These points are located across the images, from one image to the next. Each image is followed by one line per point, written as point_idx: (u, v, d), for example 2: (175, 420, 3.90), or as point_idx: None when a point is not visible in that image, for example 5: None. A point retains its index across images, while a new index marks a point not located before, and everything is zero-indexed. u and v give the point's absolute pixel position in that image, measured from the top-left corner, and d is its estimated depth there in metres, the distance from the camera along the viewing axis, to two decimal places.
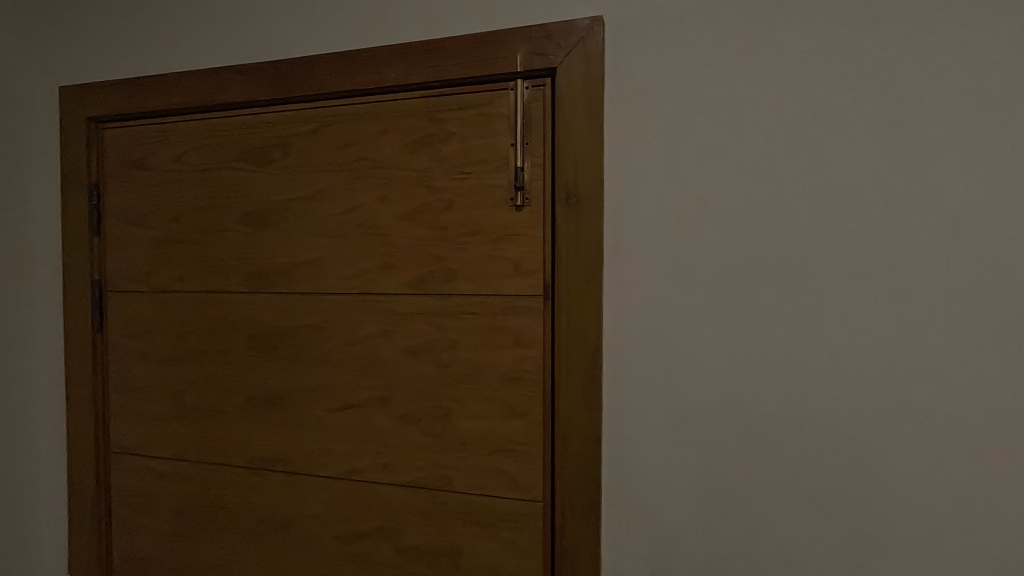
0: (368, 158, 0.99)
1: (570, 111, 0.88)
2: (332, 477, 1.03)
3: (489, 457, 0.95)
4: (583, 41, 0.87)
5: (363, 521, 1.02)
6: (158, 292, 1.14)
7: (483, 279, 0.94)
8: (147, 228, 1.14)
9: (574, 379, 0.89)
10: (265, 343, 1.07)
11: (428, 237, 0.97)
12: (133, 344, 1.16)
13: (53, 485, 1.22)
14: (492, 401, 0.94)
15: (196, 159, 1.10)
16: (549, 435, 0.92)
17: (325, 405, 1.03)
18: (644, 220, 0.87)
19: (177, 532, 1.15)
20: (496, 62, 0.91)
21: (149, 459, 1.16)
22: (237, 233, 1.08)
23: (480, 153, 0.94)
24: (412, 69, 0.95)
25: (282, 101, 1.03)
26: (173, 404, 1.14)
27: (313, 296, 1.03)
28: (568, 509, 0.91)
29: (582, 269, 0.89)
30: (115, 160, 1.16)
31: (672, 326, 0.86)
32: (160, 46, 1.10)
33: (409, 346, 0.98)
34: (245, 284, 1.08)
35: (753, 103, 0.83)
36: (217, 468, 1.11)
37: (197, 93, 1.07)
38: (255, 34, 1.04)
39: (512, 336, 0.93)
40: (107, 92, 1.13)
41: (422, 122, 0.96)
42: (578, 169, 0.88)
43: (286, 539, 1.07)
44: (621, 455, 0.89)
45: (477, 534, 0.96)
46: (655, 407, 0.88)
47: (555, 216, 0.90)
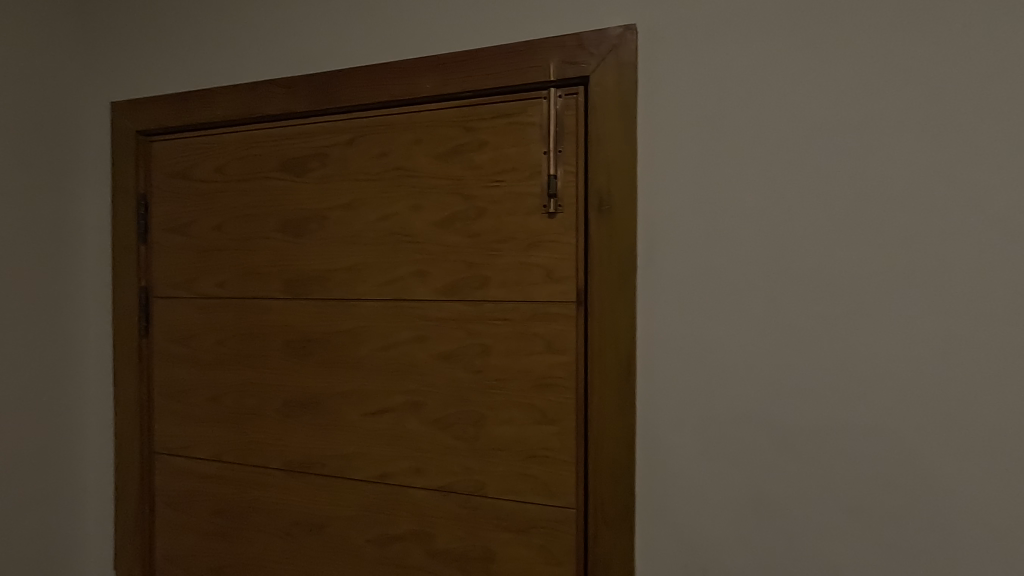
0: (403, 167, 1.02)
1: (602, 119, 0.89)
2: (366, 480, 1.05)
3: (522, 463, 0.95)
4: (616, 49, 0.88)
5: (397, 525, 1.03)
6: (201, 298, 1.18)
7: (516, 286, 0.95)
8: (191, 236, 1.18)
9: (607, 385, 0.89)
10: (302, 348, 1.09)
11: (461, 244, 0.98)
12: (176, 348, 1.20)
13: (99, 484, 1.27)
14: (524, 407, 0.95)
15: (237, 170, 1.14)
16: (582, 441, 0.92)
17: (359, 409, 1.05)
18: (677, 226, 0.87)
19: (216, 532, 1.18)
20: (529, 72, 0.92)
21: (190, 460, 1.20)
22: (276, 241, 1.11)
23: (512, 161, 0.95)
24: (446, 80, 0.97)
25: (320, 112, 1.06)
26: (214, 407, 1.17)
27: (348, 302, 1.06)
28: (601, 516, 0.90)
29: (616, 275, 0.89)
30: (161, 171, 1.21)
31: (706, 331, 0.86)
32: (206, 62, 1.15)
33: (442, 351, 1.00)
34: (283, 290, 1.11)
35: (787, 107, 0.82)
36: (255, 469, 1.14)
37: (239, 106, 1.11)
38: (295, 49, 1.08)
39: (545, 342, 0.94)
40: (155, 106, 1.18)
41: (455, 132, 0.98)
42: (611, 175, 0.88)
43: (320, 541, 1.09)
44: (655, 463, 0.89)
45: (509, 540, 0.96)
46: (688, 414, 0.87)
47: (588, 223, 0.91)
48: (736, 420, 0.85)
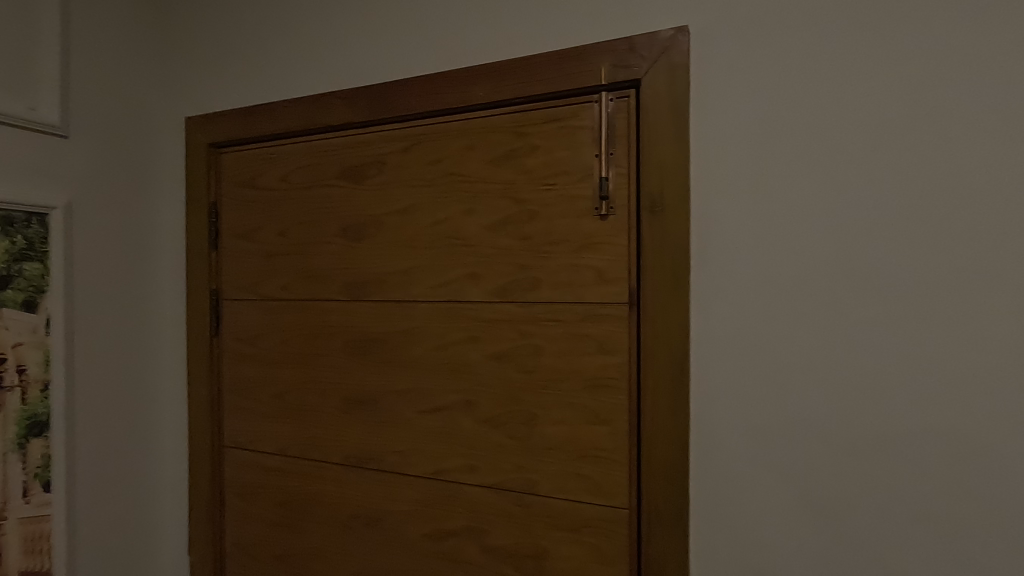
0: (456, 172, 1.05)
1: (654, 120, 0.89)
2: (421, 476, 1.09)
3: (575, 463, 0.96)
4: (667, 51, 0.88)
5: (451, 521, 1.06)
6: (266, 299, 1.24)
7: (568, 287, 0.96)
8: (257, 242, 1.25)
9: (660, 386, 0.90)
10: (360, 347, 1.14)
11: (513, 247, 1.00)
12: (244, 347, 1.27)
13: (175, 475, 1.35)
14: (576, 407, 0.96)
15: (299, 178, 1.20)
16: (634, 442, 0.93)
17: (415, 407, 1.09)
18: (730, 226, 0.87)
19: (280, 522, 1.24)
20: (580, 76, 0.93)
21: (256, 454, 1.27)
22: (335, 245, 1.16)
23: (564, 165, 0.96)
24: (498, 87, 0.99)
25: (377, 122, 1.11)
26: (278, 403, 1.24)
27: (404, 304, 1.10)
28: (654, 518, 0.90)
29: (668, 277, 0.89)
30: (230, 181, 1.28)
31: (761, 332, 0.85)
32: (271, 78, 1.22)
33: (495, 352, 1.02)
34: (343, 293, 1.16)
35: (844, 103, 0.81)
36: (316, 464, 1.19)
37: (302, 118, 1.17)
38: (354, 62, 1.13)
39: (597, 344, 0.95)
40: (225, 120, 1.26)
41: (507, 137, 1.01)
42: (663, 177, 0.89)
43: (377, 533, 1.13)
44: (709, 464, 0.88)
45: (561, 538, 0.98)
46: (743, 416, 0.86)
47: (640, 224, 0.91)
48: (793, 423, 0.84)
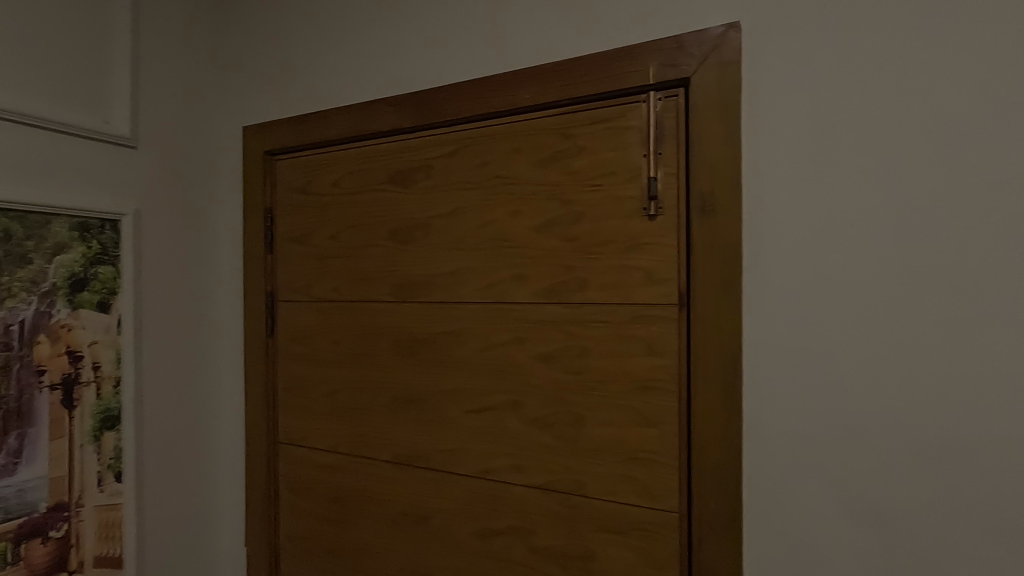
0: (503, 175, 1.06)
1: (704, 118, 0.88)
2: (468, 475, 1.10)
3: (623, 465, 0.96)
4: (718, 48, 0.87)
5: (498, 520, 1.07)
6: (318, 301, 1.29)
7: (615, 288, 0.96)
8: (310, 245, 1.30)
9: (711, 389, 0.88)
10: (408, 347, 1.17)
11: (560, 248, 1.01)
12: (297, 347, 1.32)
13: (232, 469, 1.41)
14: (624, 408, 0.96)
15: (350, 183, 1.24)
16: (685, 445, 0.91)
17: (462, 407, 1.10)
18: (784, 224, 0.85)
19: (332, 517, 1.28)
20: (628, 76, 0.93)
21: (308, 450, 1.31)
22: (385, 248, 1.19)
23: (611, 166, 0.96)
24: (545, 89, 1.00)
25: (425, 126, 1.13)
26: (329, 401, 1.27)
27: (451, 305, 1.11)
28: (706, 523, 0.89)
29: (720, 278, 0.87)
30: (285, 187, 1.34)
31: (818, 333, 0.83)
32: (323, 87, 1.26)
33: (542, 353, 1.02)
34: (392, 294, 1.18)
35: (906, 96, 0.78)
36: (366, 461, 1.23)
37: (353, 124, 1.21)
38: (403, 70, 1.16)
39: (645, 345, 0.94)
40: (280, 128, 1.32)
41: (554, 139, 1.01)
42: (714, 176, 0.87)
43: (425, 530, 1.15)
44: (764, 469, 0.86)
45: (609, 541, 0.97)
46: (800, 420, 0.84)
47: (689, 224, 0.90)
48: (853, 427, 0.81)
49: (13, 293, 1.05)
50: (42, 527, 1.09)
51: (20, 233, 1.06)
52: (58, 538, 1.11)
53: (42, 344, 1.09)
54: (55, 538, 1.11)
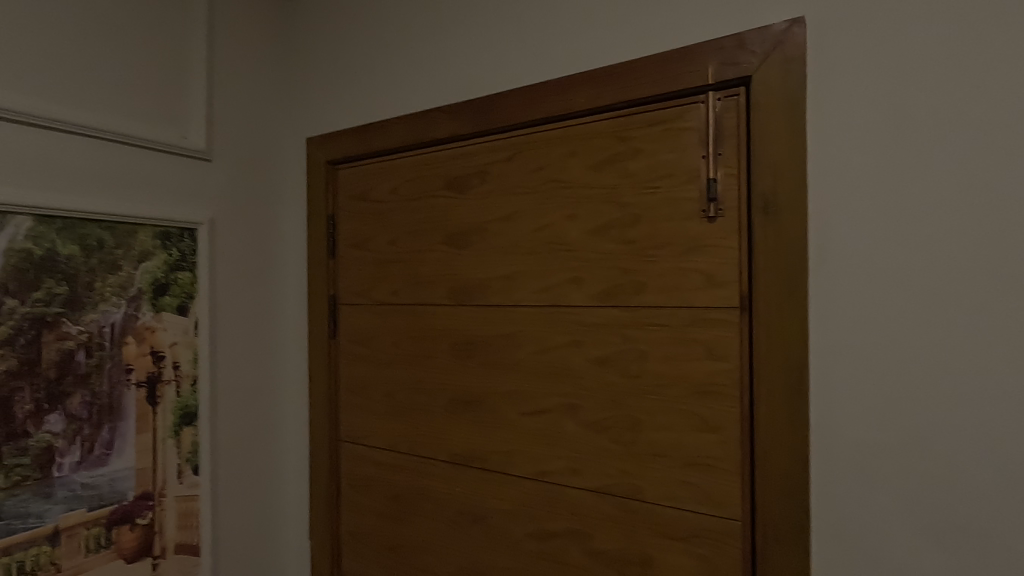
0: (558, 179, 1.07)
1: (766, 117, 0.86)
2: (524, 477, 1.11)
3: (682, 470, 0.94)
4: (780, 45, 0.85)
5: (555, 522, 1.07)
6: (377, 304, 1.33)
7: (674, 291, 0.95)
8: (370, 250, 1.34)
9: (775, 395, 0.86)
10: (465, 350, 1.19)
11: (616, 251, 1.00)
12: (357, 349, 1.37)
13: (297, 465, 1.48)
14: (683, 413, 0.94)
15: (408, 190, 1.28)
16: (747, 452, 0.89)
17: (518, 409, 1.12)
18: (854, 224, 0.81)
19: (391, 514, 1.32)
20: (686, 77, 0.92)
21: (368, 448, 1.35)
22: (441, 252, 1.22)
23: (669, 168, 0.95)
24: (600, 93, 1.00)
25: (481, 133, 1.16)
26: (388, 401, 1.32)
27: (507, 308, 1.13)
28: (771, 532, 0.86)
29: (784, 280, 0.85)
30: (346, 195, 1.39)
31: (891, 337, 0.79)
32: (383, 98, 1.31)
33: (598, 356, 1.02)
34: (448, 297, 1.21)
35: (988, 88, 0.74)
36: (424, 460, 1.26)
37: (411, 133, 1.25)
38: (459, 79, 1.19)
39: (705, 349, 0.92)
40: (341, 139, 1.37)
41: (609, 142, 1.01)
42: (778, 177, 0.85)
43: (481, 530, 1.17)
44: (833, 477, 0.83)
45: (668, 547, 0.96)
46: (872, 428, 0.81)
47: (751, 225, 0.88)
48: (931, 437, 0.77)
49: (105, 297, 1.14)
50: (130, 514, 1.17)
51: (110, 242, 1.15)
52: (144, 525, 1.20)
53: (129, 345, 1.18)
54: (141, 524, 1.19)
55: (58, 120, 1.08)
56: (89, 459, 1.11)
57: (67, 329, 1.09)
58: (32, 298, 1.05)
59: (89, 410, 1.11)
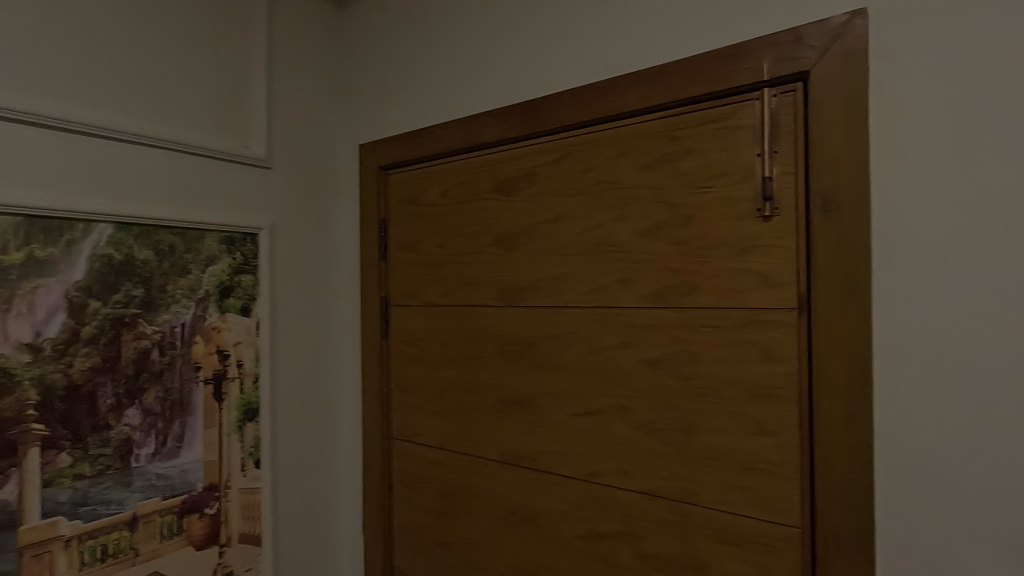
0: (608, 180, 1.06)
1: (825, 114, 0.83)
2: (574, 477, 1.11)
3: (737, 475, 0.93)
4: (841, 37, 0.82)
5: (605, 523, 1.07)
6: (428, 305, 1.36)
7: (727, 292, 0.93)
8: (420, 253, 1.38)
9: (837, 399, 0.83)
10: (514, 350, 1.20)
11: (667, 252, 0.99)
12: (408, 348, 1.41)
13: (351, 461, 1.53)
14: (737, 416, 0.93)
15: (457, 193, 1.30)
16: (807, 458, 0.86)
17: (567, 410, 1.12)
18: (922, 223, 0.79)
19: (441, 511, 1.35)
20: (740, 73, 0.90)
21: (419, 446, 1.39)
22: (490, 254, 1.24)
23: (722, 166, 0.94)
24: (650, 93, 1.00)
25: (530, 136, 1.17)
26: (438, 400, 1.34)
27: (556, 309, 1.14)
28: (833, 540, 0.84)
29: (846, 281, 0.82)
30: (397, 199, 1.43)
31: (963, 339, 0.76)
32: (433, 104, 1.34)
33: (649, 358, 1.02)
34: (497, 299, 1.23)
35: None
36: (473, 459, 1.28)
37: (460, 137, 1.27)
38: (508, 83, 1.21)
39: (761, 351, 0.90)
40: (393, 145, 1.41)
41: (660, 142, 1.00)
42: (838, 174, 0.83)
43: (530, 529, 1.18)
44: (899, 484, 0.80)
45: (723, 552, 0.94)
46: (941, 435, 0.78)
47: (809, 224, 0.85)
48: (1009, 444, 0.73)
49: (176, 299, 1.21)
50: (199, 504, 1.24)
51: (181, 247, 1.22)
52: (211, 514, 1.26)
53: (198, 344, 1.25)
54: (209, 514, 1.26)
55: (134, 133, 1.15)
56: (163, 451, 1.18)
57: (143, 328, 1.16)
58: (113, 299, 1.12)
59: (163, 404, 1.19)
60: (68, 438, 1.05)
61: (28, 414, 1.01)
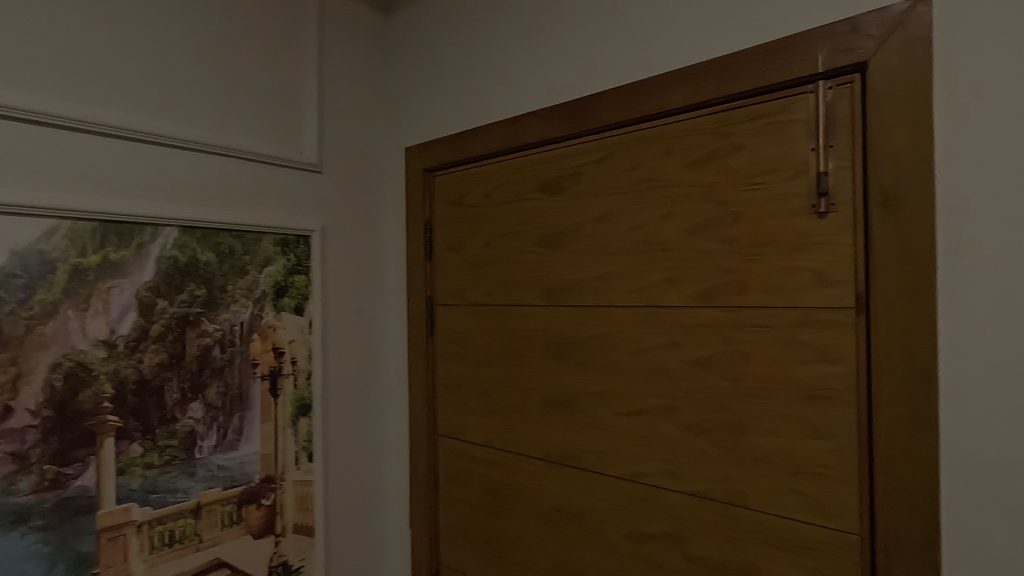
0: (654, 178, 1.06)
1: (885, 106, 0.80)
2: (620, 477, 1.11)
3: (791, 478, 0.90)
4: (902, 25, 0.79)
5: (652, 525, 1.06)
6: (472, 304, 1.38)
7: (780, 291, 0.91)
8: (465, 253, 1.40)
9: (899, 402, 0.80)
10: (558, 349, 1.21)
11: (716, 250, 0.98)
12: (453, 347, 1.43)
13: (398, 456, 1.57)
14: (791, 418, 0.90)
15: (501, 194, 1.31)
16: (867, 463, 0.83)
17: (613, 409, 1.12)
18: (992, 218, 0.75)
19: (486, 507, 1.36)
20: (793, 66, 0.88)
21: (464, 443, 1.41)
22: (534, 254, 1.25)
23: (773, 162, 0.91)
24: (698, 89, 0.98)
25: (574, 135, 1.17)
26: (483, 398, 1.36)
27: (601, 308, 1.13)
28: (894, 548, 0.80)
29: (908, 279, 0.79)
30: (442, 200, 1.45)
31: None
32: (478, 106, 1.36)
33: (697, 358, 1.00)
34: (542, 298, 1.24)
35: None
36: (518, 457, 1.29)
37: (505, 138, 1.29)
38: (553, 83, 1.21)
39: (816, 351, 0.88)
40: (438, 147, 1.44)
41: (708, 138, 0.99)
42: (899, 168, 0.80)
43: (576, 528, 1.18)
44: (966, 491, 0.77)
45: (775, 557, 0.92)
46: (1014, 440, 0.74)
47: (868, 220, 0.82)
48: None
49: (235, 298, 1.27)
50: (257, 494, 1.30)
51: (240, 249, 1.28)
52: (268, 505, 1.32)
53: (256, 341, 1.31)
54: (266, 504, 1.31)
55: (198, 142, 1.22)
56: (224, 443, 1.24)
57: (205, 326, 1.23)
58: (179, 299, 1.19)
59: (223, 399, 1.25)
60: (139, 429, 1.12)
61: (104, 406, 1.08)
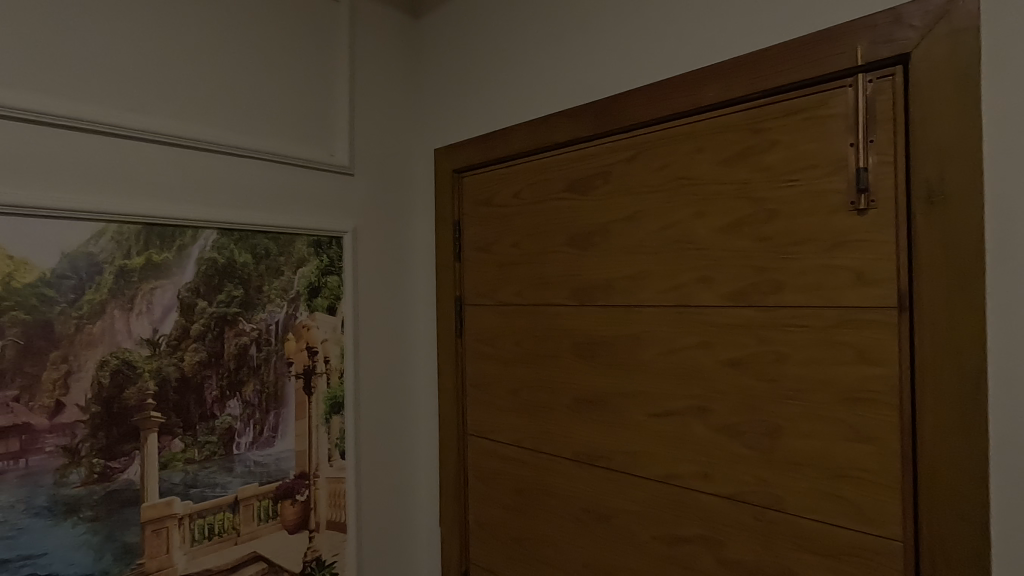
0: (685, 176, 1.04)
1: (929, 98, 0.78)
2: (651, 478, 1.10)
3: (829, 482, 0.88)
4: (947, 15, 0.76)
5: (684, 527, 1.05)
6: (501, 304, 1.39)
7: (817, 290, 0.89)
8: (494, 253, 1.40)
9: (944, 404, 0.77)
10: (588, 349, 1.20)
11: (750, 249, 0.96)
12: (482, 346, 1.44)
13: (428, 454, 1.59)
14: (829, 420, 0.88)
15: (530, 194, 1.32)
16: (911, 467, 0.81)
17: (644, 410, 1.11)
18: None
19: (516, 507, 1.37)
20: (830, 60, 0.86)
21: (494, 442, 1.42)
22: (563, 254, 1.25)
23: (810, 158, 0.89)
24: (731, 85, 0.97)
25: (604, 134, 1.16)
26: (512, 398, 1.37)
27: (632, 307, 1.13)
28: (940, 555, 0.78)
29: (955, 278, 0.76)
30: (471, 201, 1.46)
31: None
32: (507, 106, 1.37)
33: (731, 358, 0.99)
34: (571, 298, 1.23)
35: None
36: (547, 457, 1.29)
37: (534, 138, 1.29)
38: (582, 82, 1.21)
39: (856, 352, 0.85)
40: (467, 148, 1.45)
41: (741, 135, 0.97)
42: (945, 163, 0.77)
43: (606, 529, 1.17)
44: (1018, 497, 0.74)
45: (813, 562, 0.90)
46: None
47: (911, 217, 0.80)
48: None
49: (271, 298, 1.31)
50: (292, 490, 1.33)
51: (275, 250, 1.32)
52: (302, 500, 1.35)
53: (290, 340, 1.34)
54: (300, 500, 1.34)
55: (235, 146, 1.25)
56: (260, 440, 1.28)
57: (242, 326, 1.26)
58: (217, 299, 1.22)
59: (260, 396, 1.28)
60: (180, 425, 1.16)
61: (148, 402, 1.12)
